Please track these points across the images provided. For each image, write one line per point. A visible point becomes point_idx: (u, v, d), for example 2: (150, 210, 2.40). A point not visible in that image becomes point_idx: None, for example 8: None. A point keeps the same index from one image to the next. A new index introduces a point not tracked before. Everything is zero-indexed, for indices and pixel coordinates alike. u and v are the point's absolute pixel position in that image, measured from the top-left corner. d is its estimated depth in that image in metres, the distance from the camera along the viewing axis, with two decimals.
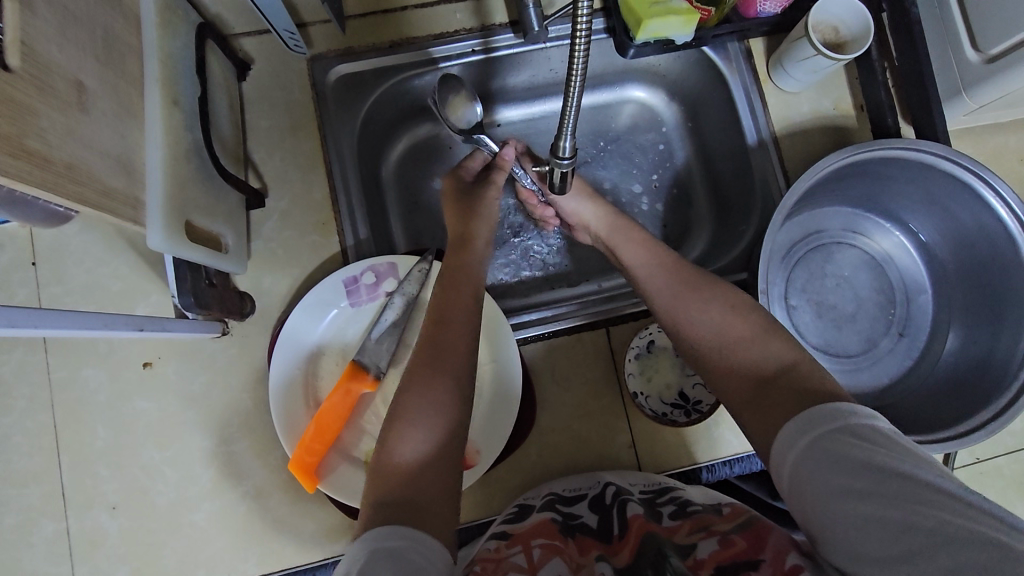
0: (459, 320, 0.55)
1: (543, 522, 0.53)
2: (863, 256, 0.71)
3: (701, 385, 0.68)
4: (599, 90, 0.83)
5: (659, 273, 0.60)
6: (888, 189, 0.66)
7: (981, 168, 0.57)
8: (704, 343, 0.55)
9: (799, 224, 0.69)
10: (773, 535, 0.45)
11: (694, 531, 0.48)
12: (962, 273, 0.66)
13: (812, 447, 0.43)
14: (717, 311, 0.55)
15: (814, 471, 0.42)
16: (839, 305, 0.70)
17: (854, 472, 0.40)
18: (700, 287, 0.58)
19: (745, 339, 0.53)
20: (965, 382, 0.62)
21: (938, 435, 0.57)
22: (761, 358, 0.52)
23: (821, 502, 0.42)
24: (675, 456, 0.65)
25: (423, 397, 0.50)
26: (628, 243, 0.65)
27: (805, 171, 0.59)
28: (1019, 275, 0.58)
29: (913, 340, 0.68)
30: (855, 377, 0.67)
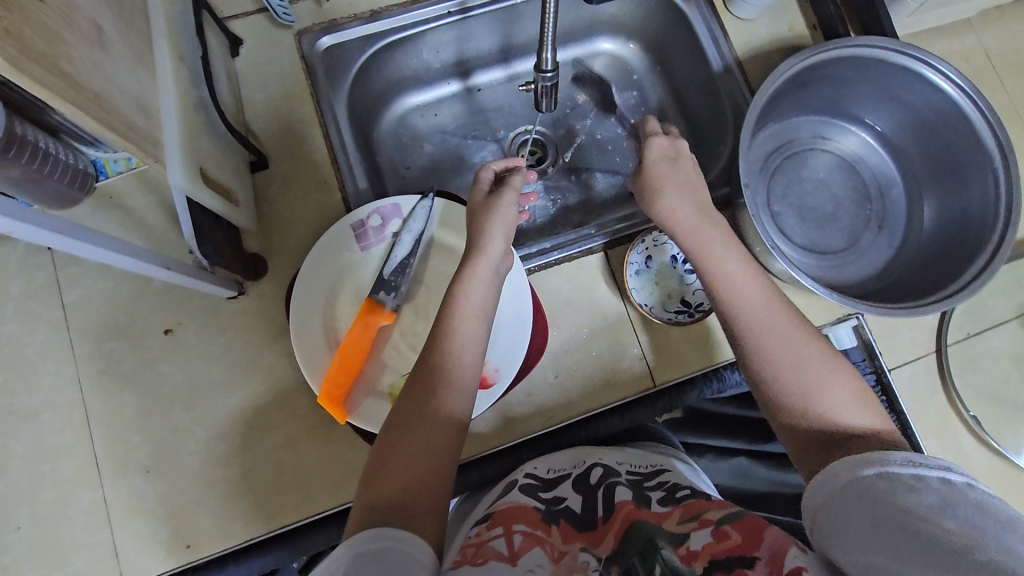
0: (462, 333, 0.57)
1: (523, 507, 0.53)
2: (834, 159, 0.75)
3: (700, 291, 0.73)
4: (570, 46, 0.88)
5: (743, 287, 0.59)
6: (848, 91, 0.71)
7: (927, 55, 0.62)
8: (799, 391, 0.54)
9: (771, 137, 0.74)
10: (770, 531, 0.45)
11: (684, 521, 0.48)
12: (927, 159, 0.71)
13: (868, 470, 0.45)
14: (814, 367, 0.54)
15: (868, 488, 0.44)
16: (819, 206, 0.74)
17: (897, 500, 0.42)
18: (794, 326, 0.57)
19: (836, 394, 0.53)
20: (946, 254, 0.66)
21: (928, 300, 0.61)
22: (844, 416, 0.52)
23: (856, 513, 0.44)
24: (684, 362, 0.68)
25: (423, 408, 0.53)
26: (720, 250, 0.62)
27: (771, 72, 0.63)
28: (979, 147, 0.63)
29: (892, 230, 0.73)
30: (843, 270, 0.71)
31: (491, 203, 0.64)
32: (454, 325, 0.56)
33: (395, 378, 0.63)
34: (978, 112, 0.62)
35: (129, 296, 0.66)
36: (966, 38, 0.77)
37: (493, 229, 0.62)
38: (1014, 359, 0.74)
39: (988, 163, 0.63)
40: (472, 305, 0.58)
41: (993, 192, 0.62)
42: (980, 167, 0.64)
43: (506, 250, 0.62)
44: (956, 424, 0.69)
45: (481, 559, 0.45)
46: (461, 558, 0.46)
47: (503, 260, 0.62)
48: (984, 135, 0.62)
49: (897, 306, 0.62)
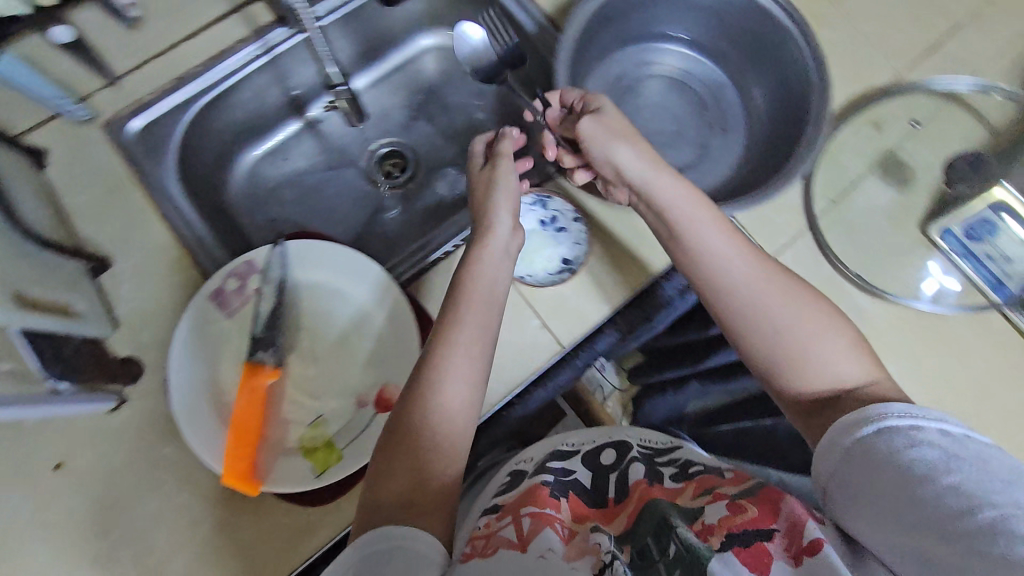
0: (471, 322, 0.57)
1: (536, 489, 0.53)
2: (665, 79, 0.77)
3: (574, 244, 0.73)
4: (394, 53, 0.90)
5: (700, 216, 0.60)
6: (653, 12, 0.73)
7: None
8: (794, 343, 0.55)
9: (600, 76, 0.75)
10: (786, 502, 0.47)
11: (699, 495, 0.51)
12: (744, 53, 0.74)
13: (868, 426, 0.47)
14: (811, 319, 0.56)
15: (871, 448, 0.46)
16: (665, 127, 0.76)
17: (895, 455, 0.45)
18: (768, 271, 0.58)
19: (834, 349, 0.55)
20: (785, 134, 0.69)
21: (777, 180, 0.63)
22: (842, 374, 0.54)
23: (861, 472, 0.46)
24: (582, 317, 0.69)
25: (426, 416, 0.53)
26: (658, 175, 0.62)
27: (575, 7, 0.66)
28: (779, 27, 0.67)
29: (736, 128, 0.75)
30: (704, 179, 0.73)
31: (490, 177, 0.66)
32: (451, 338, 0.56)
33: (301, 429, 0.61)
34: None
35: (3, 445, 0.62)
36: None
37: (501, 205, 0.64)
38: (888, 208, 0.77)
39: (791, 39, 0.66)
40: (477, 294, 0.59)
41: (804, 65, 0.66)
42: (784, 43, 0.68)
43: (514, 227, 0.64)
44: (849, 286, 0.71)
45: (491, 551, 0.46)
46: (471, 552, 0.46)
47: (512, 240, 0.63)
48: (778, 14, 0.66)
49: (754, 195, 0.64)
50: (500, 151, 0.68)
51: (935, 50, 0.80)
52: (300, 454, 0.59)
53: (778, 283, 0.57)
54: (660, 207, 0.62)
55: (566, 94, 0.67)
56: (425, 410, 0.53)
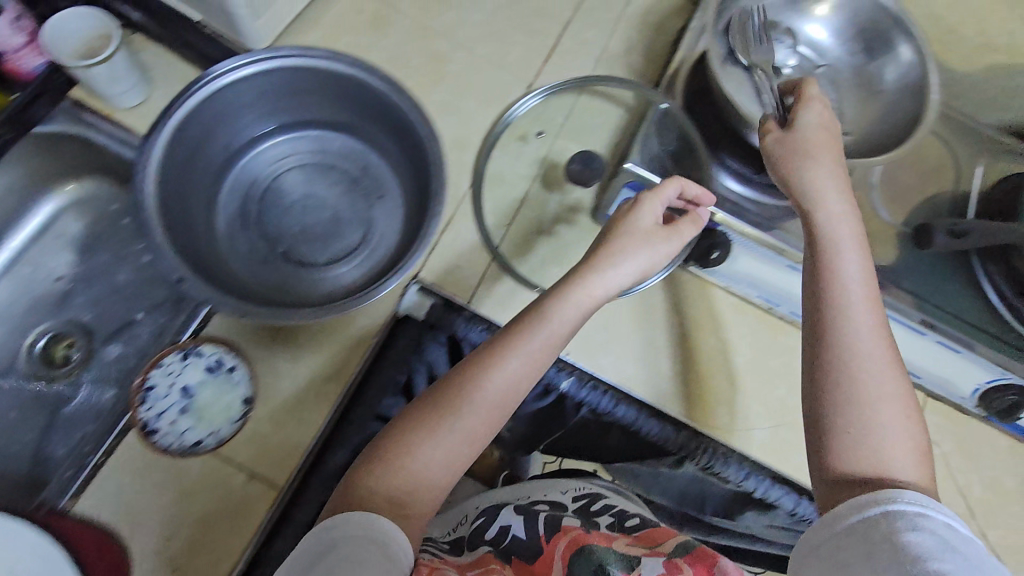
0: (472, 425, 0.51)
1: (483, 554, 0.56)
2: (302, 169, 0.74)
3: (240, 385, 0.65)
4: (19, 228, 0.78)
5: (840, 235, 0.54)
6: (253, 115, 0.68)
7: (272, 49, 0.63)
8: (831, 381, 0.49)
9: (231, 194, 0.71)
10: (721, 560, 0.50)
11: (631, 543, 0.54)
12: (358, 119, 0.72)
13: (862, 506, 0.43)
14: (887, 382, 0.49)
15: (861, 535, 0.42)
16: (320, 218, 0.72)
17: (892, 537, 0.41)
18: (870, 304, 0.52)
19: (897, 427, 0.48)
20: (422, 187, 0.69)
21: (417, 247, 0.63)
22: (888, 456, 0.47)
23: (844, 548, 0.42)
24: (289, 454, 0.64)
25: (434, 449, 0.50)
26: (801, 159, 0.57)
27: (141, 145, 0.59)
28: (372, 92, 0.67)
29: (388, 190, 0.74)
30: (375, 255, 0.71)
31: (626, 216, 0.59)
32: (470, 400, 0.51)
33: None
34: (344, 67, 0.65)
35: None
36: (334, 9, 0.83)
37: (592, 286, 0.56)
38: (568, 211, 0.78)
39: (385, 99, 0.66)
40: (494, 406, 0.52)
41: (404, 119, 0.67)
42: (388, 106, 0.67)
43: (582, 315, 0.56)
44: None
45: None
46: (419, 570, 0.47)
47: (529, 379, 0.54)
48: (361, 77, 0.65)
49: (404, 265, 0.63)
50: (688, 189, 0.62)
51: (554, 49, 0.86)
52: None
53: (865, 319, 0.51)
54: (812, 220, 0.56)
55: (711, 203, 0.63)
56: (429, 430, 0.50)
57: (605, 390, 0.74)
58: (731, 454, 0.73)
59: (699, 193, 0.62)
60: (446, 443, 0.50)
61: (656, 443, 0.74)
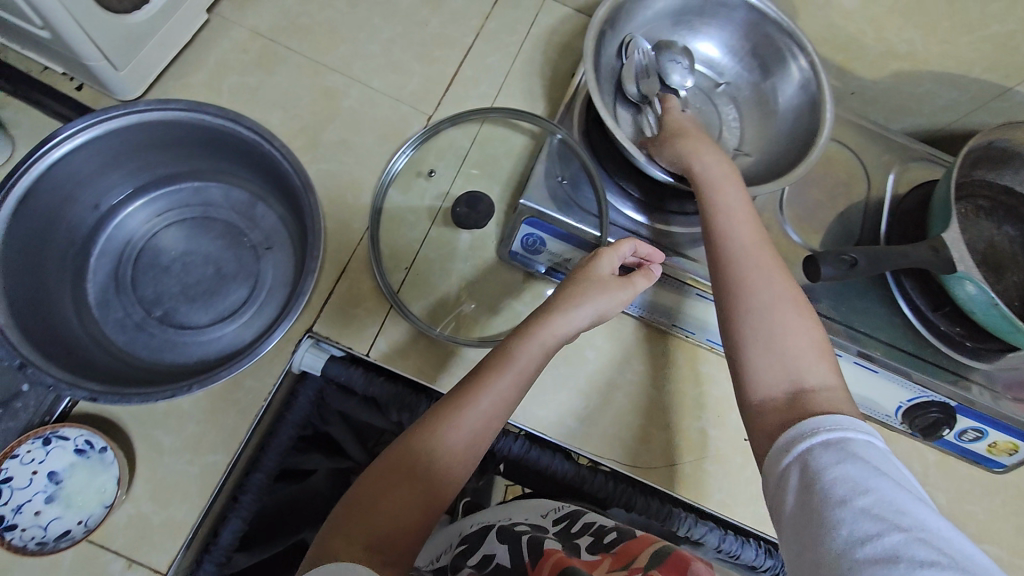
0: (462, 440, 0.50)
1: None
2: (182, 224, 0.70)
3: (106, 465, 0.59)
4: None
5: (726, 195, 0.58)
6: (119, 172, 0.65)
7: (130, 104, 0.60)
8: (749, 325, 0.53)
9: (103, 257, 0.67)
10: (693, 564, 0.51)
11: (613, 565, 0.53)
12: (235, 167, 0.69)
13: (801, 454, 0.45)
14: (786, 312, 0.54)
15: (802, 478, 0.44)
16: (200, 275, 0.69)
17: (821, 474, 0.43)
18: (762, 252, 0.57)
19: (804, 345, 0.52)
20: (304, 233, 0.67)
21: (297, 299, 0.60)
22: (810, 375, 0.51)
23: (792, 498, 0.44)
24: (172, 532, 0.59)
25: (420, 476, 0.48)
26: (695, 149, 0.61)
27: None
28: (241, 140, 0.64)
29: (274, 238, 0.70)
30: (261, 310, 0.67)
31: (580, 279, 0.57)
32: (456, 421, 0.50)
33: None
34: (209, 117, 0.63)
35: None
36: (216, 50, 0.79)
37: (563, 322, 0.55)
38: (471, 246, 0.75)
39: (255, 146, 0.64)
40: (485, 412, 0.51)
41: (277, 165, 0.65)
42: (262, 153, 0.65)
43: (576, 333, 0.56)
44: (446, 344, 0.69)
45: None
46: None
47: (536, 361, 0.54)
48: (227, 127, 0.63)
49: (283, 319, 0.60)
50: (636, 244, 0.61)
51: (454, 79, 0.83)
52: None
53: (759, 268, 0.56)
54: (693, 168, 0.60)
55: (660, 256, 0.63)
56: (419, 453, 0.49)
57: (517, 435, 0.71)
58: (641, 486, 0.71)
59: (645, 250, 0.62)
60: (429, 473, 0.49)
61: (574, 485, 0.72)
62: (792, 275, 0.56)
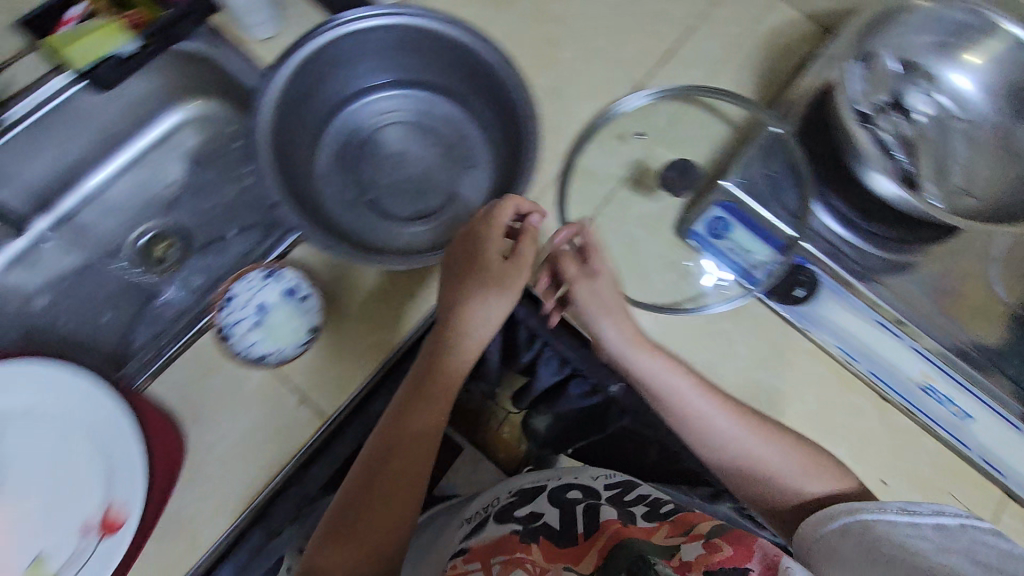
0: (408, 452, 0.56)
1: (506, 536, 0.60)
2: (404, 126, 0.76)
3: (311, 313, 0.68)
4: (143, 136, 0.86)
5: (620, 343, 0.66)
6: (370, 66, 0.72)
7: (405, 8, 0.65)
8: (740, 459, 0.63)
9: (334, 136, 0.75)
10: (761, 544, 0.51)
11: (671, 534, 0.56)
12: (465, 88, 0.74)
13: (851, 532, 0.53)
14: (769, 446, 0.62)
15: (850, 540, 0.52)
16: (409, 175, 0.75)
17: (870, 531, 0.52)
18: (697, 385, 0.64)
19: (785, 454, 0.61)
20: (512, 163, 0.71)
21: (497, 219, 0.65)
22: (813, 489, 0.60)
23: (856, 549, 0.51)
24: (343, 389, 0.66)
25: (402, 463, 0.56)
26: (596, 302, 0.67)
27: (268, 75, 0.63)
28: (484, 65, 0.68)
29: (478, 162, 0.76)
30: (453, 221, 0.74)
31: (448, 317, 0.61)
32: (404, 414, 0.58)
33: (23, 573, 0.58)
34: (464, 36, 0.67)
35: None
36: None
37: (469, 321, 0.61)
38: (651, 216, 0.77)
39: (494, 72, 0.68)
40: (413, 432, 0.57)
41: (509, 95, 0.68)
42: (499, 80, 0.68)
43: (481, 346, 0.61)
44: None
45: None
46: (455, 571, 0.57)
47: (486, 332, 0.62)
48: (476, 50, 0.67)
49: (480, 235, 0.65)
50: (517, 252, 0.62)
51: (671, 55, 0.84)
52: None
53: (711, 417, 0.63)
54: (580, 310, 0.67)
55: (538, 235, 0.63)
56: (376, 468, 0.55)
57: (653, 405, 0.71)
58: None
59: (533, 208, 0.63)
60: (384, 490, 0.55)
61: (693, 468, 0.72)
62: (728, 397, 0.64)
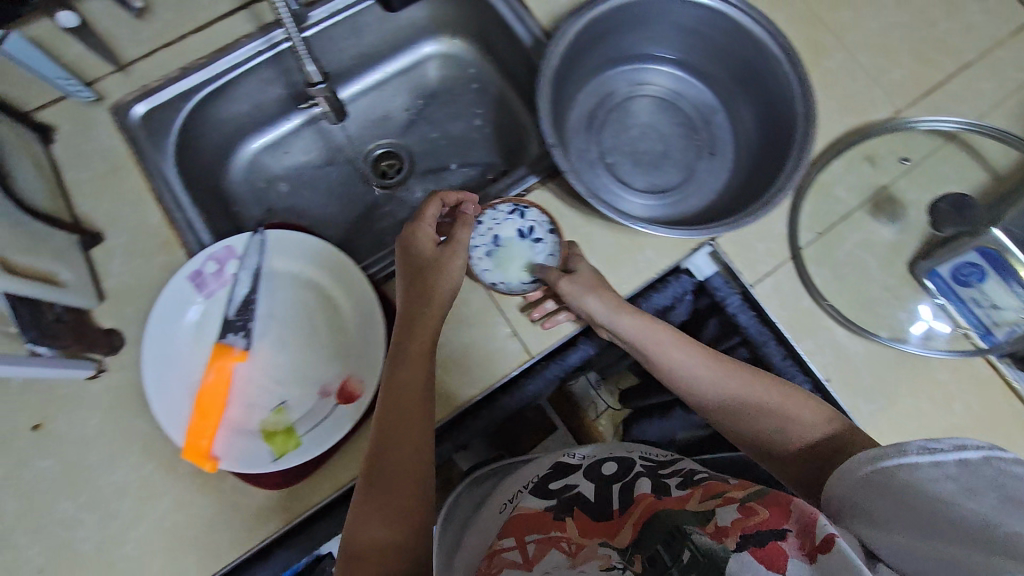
0: (398, 420, 0.56)
1: (540, 513, 0.57)
2: (655, 101, 0.77)
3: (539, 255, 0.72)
4: (397, 58, 0.92)
5: (642, 335, 0.65)
6: (644, 35, 0.74)
7: None
8: (760, 430, 0.60)
9: (588, 95, 0.76)
10: (795, 499, 0.46)
11: (706, 497, 0.50)
12: (730, 76, 0.74)
13: (880, 486, 0.47)
14: (756, 395, 0.61)
15: (895, 505, 0.45)
16: (650, 148, 0.76)
17: (912, 488, 0.45)
18: (715, 357, 0.64)
19: (786, 402, 0.60)
20: (766, 159, 0.70)
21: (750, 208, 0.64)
22: (819, 436, 0.58)
23: (896, 523, 0.45)
24: (550, 332, 0.70)
25: (392, 467, 0.53)
26: (585, 287, 0.66)
27: (566, 23, 0.65)
28: (765, 56, 0.67)
29: (722, 151, 0.75)
30: (685, 202, 0.74)
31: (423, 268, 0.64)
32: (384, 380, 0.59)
33: (266, 415, 0.63)
34: (755, 25, 0.66)
35: None
36: None
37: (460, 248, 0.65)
38: (879, 245, 0.75)
39: (773, 64, 0.67)
40: (395, 393, 0.57)
41: (786, 89, 0.67)
42: (776, 73, 0.67)
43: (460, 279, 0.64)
44: (827, 321, 0.71)
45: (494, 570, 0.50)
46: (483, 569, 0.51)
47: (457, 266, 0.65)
48: (763, 39, 0.66)
49: (724, 222, 0.65)
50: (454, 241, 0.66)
51: (941, 87, 0.79)
52: (262, 436, 0.61)
53: (728, 377, 0.63)
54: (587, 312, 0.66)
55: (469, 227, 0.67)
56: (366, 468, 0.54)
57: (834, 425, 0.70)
58: None
59: (460, 197, 0.69)
60: (389, 480, 0.53)
61: None
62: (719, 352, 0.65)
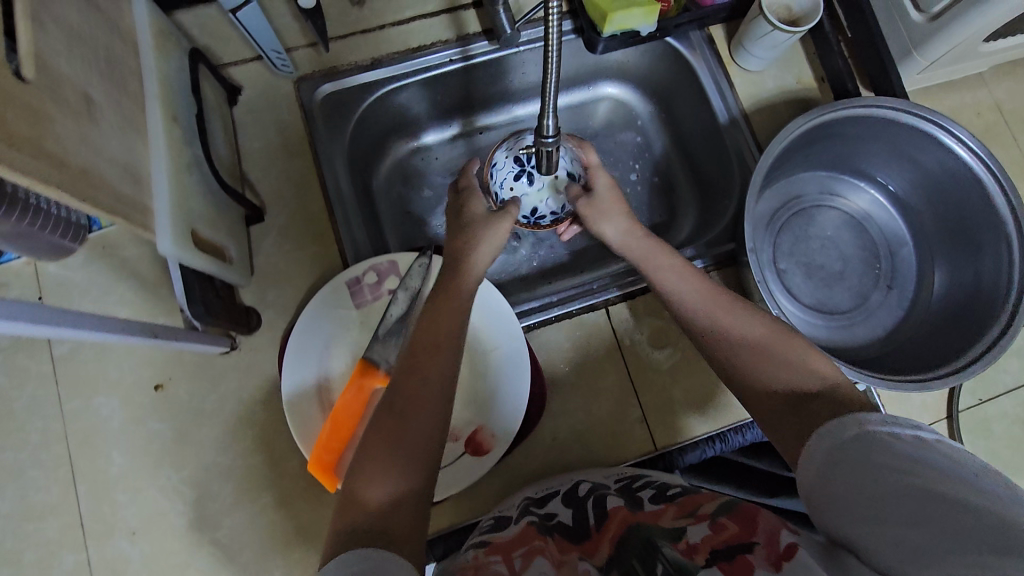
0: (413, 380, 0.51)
1: (524, 529, 0.48)
2: (843, 217, 0.74)
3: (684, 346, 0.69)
4: (574, 90, 0.88)
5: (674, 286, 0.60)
6: (857, 149, 0.70)
7: (954, 125, 0.61)
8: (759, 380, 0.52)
9: (776, 193, 0.73)
10: (762, 515, 0.43)
11: (680, 516, 0.46)
12: (935, 217, 0.70)
13: (835, 455, 0.43)
14: (770, 346, 0.53)
15: (849, 480, 0.42)
16: (827, 265, 0.72)
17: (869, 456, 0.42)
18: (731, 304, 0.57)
19: (794, 362, 0.52)
20: (957, 316, 0.65)
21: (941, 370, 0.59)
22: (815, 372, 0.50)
23: (860, 508, 0.40)
24: (681, 429, 0.67)
25: (393, 437, 0.48)
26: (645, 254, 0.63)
27: (795, 122, 0.62)
28: (987, 214, 0.62)
29: (901, 290, 0.71)
30: (851, 332, 0.70)
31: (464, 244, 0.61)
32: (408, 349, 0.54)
33: None
34: (993, 178, 0.61)
35: (118, 350, 0.65)
36: (969, 94, 0.78)
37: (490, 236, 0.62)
38: None
39: (998, 223, 0.61)
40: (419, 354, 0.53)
41: (1001, 255, 0.61)
42: (998, 233, 0.62)
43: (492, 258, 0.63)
44: None
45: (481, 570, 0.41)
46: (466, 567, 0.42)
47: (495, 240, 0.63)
48: (995, 199, 0.61)
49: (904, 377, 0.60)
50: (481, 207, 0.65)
51: None
52: None
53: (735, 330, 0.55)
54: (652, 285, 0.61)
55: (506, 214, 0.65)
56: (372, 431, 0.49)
57: None
58: None
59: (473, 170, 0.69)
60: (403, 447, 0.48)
61: None
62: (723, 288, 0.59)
